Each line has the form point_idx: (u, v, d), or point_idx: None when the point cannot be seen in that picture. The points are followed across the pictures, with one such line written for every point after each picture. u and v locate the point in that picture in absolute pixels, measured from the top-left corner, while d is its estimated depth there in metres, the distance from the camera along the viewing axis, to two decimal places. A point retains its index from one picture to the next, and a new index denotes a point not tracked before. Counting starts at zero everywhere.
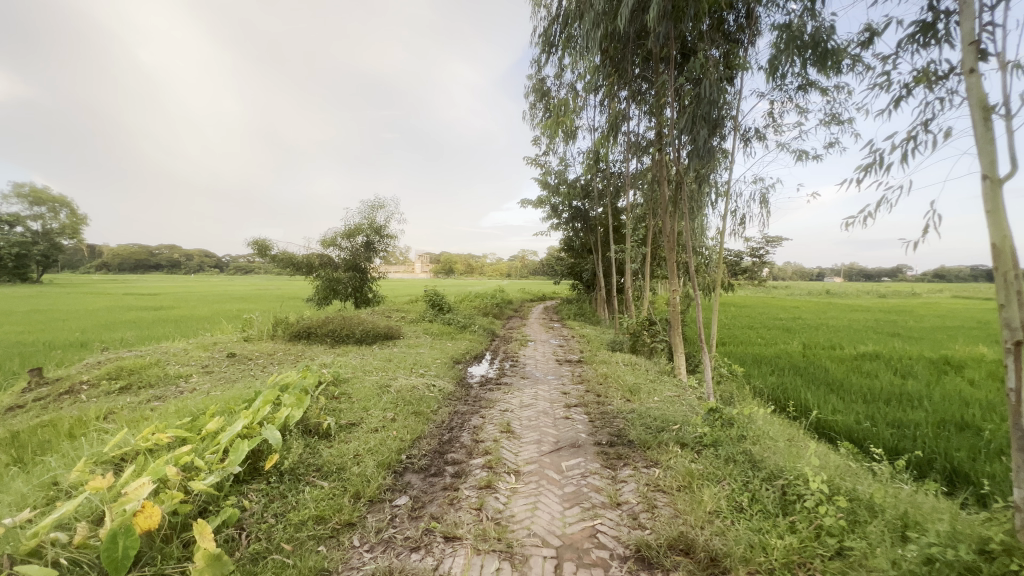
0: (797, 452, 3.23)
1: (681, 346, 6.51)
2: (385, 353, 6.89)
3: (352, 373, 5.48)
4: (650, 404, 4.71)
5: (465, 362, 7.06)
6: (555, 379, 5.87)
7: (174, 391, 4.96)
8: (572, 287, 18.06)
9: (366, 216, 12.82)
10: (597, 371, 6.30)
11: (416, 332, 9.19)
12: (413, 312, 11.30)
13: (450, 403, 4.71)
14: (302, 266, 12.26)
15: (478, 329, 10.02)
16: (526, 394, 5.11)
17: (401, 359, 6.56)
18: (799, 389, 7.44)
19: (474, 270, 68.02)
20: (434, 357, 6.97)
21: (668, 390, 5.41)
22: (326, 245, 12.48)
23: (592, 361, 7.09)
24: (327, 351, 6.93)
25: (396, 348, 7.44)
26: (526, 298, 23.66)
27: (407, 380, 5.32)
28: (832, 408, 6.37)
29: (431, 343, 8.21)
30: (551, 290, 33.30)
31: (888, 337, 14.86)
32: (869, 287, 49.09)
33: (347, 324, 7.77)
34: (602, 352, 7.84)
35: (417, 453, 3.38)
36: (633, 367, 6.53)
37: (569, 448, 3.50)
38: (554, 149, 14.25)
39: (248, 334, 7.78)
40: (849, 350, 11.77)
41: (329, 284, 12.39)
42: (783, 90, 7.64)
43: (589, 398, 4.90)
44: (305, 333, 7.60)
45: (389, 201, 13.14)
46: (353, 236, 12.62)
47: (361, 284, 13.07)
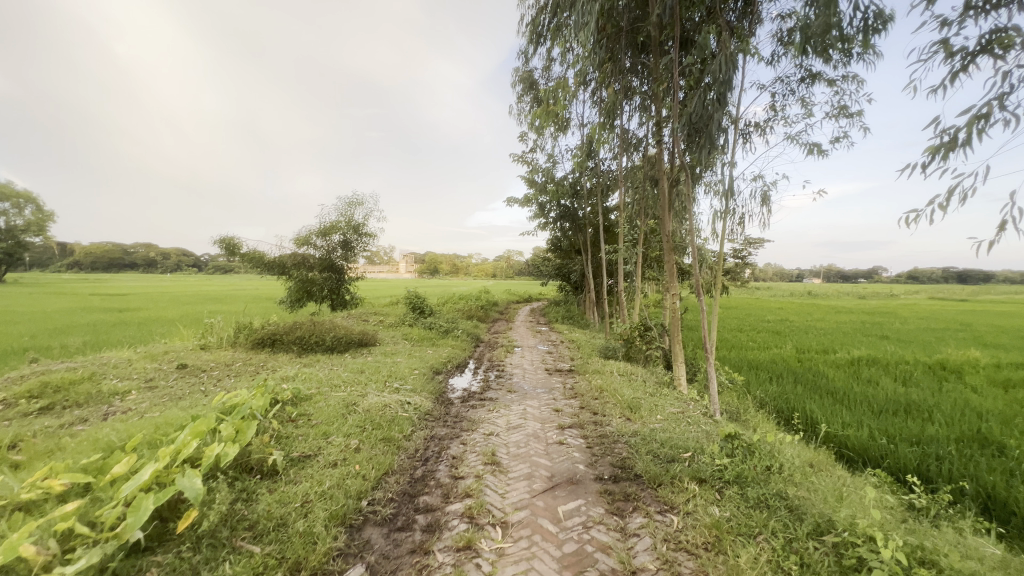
0: (835, 492, 2.73)
1: (681, 356, 6.01)
2: (358, 363, 6.24)
3: (316, 389, 4.83)
4: (654, 424, 4.18)
5: (447, 372, 6.45)
6: (545, 393, 5.31)
7: (103, 413, 4.24)
8: (560, 288, 17.54)
9: (342, 214, 12.11)
10: (590, 382, 5.76)
11: (395, 338, 8.54)
12: (393, 315, 10.63)
13: (427, 425, 4.12)
14: (273, 266, 11.46)
15: (461, 334, 9.40)
16: (514, 412, 4.54)
17: (375, 370, 5.91)
18: (802, 399, 7.02)
19: (459, 270, 67.17)
20: (411, 367, 6.35)
21: (670, 406, 4.90)
22: (299, 243, 11.70)
23: (584, 370, 6.55)
24: (293, 361, 6.24)
25: (371, 357, 6.79)
26: (512, 300, 23.10)
27: (380, 396, 4.70)
28: (842, 422, 5.94)
29: (409, 351, 7.56)
30: (537, 290, 32.77)
31: (878, 340, 14.69)
32: (849, 288, 49.77)
33: (317, 330, 7.08)
34: (594, 360, 7.30)
35: (381, 497, 2.77)
36: (630, 378, 6.01)
37: (565, 487, 2.94)
38: (541, 145, 13.75)
39: (206, 341, 7.03)
40: (843, 355, 11.48)
41: (303, 285, 11.63)
42: (785, 82, 7.23)
43: (585, 417, 4.35)
44: (270, 341, 6.89)
45: (368, 198, 12.44)
46: (329, 235, 11.95)
47: (337, 285, 12.32)
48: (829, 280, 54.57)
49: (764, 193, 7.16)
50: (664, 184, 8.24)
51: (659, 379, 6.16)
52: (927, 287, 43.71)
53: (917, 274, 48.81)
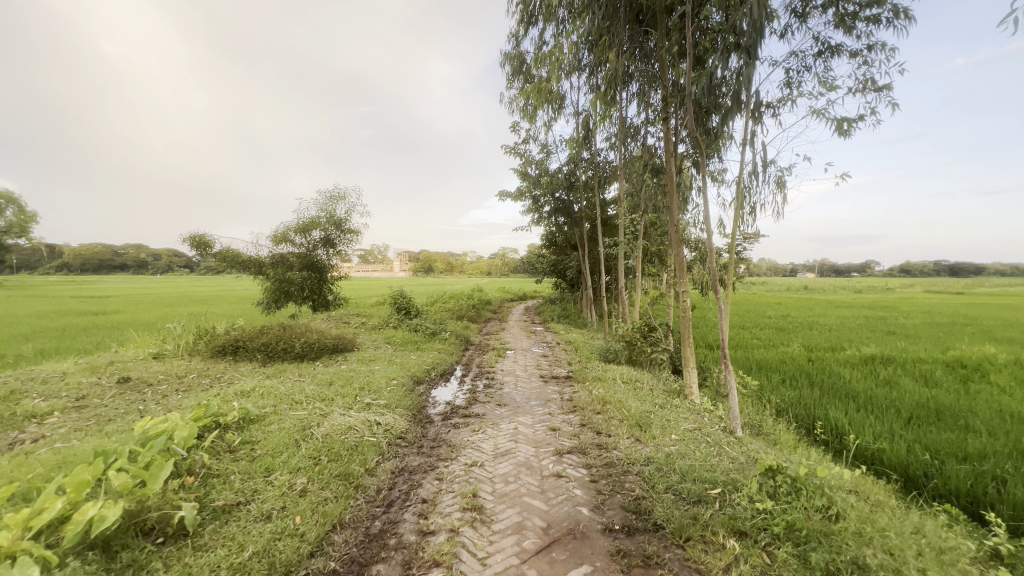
0: (923, 554, 2.08)
1: (693, 360, 5.34)
2: (328, 373, 5.51)
3: (271, 408, 4.11)
4: (669, 447, 3.51)
5: (430, 382, 5.74)
6: (540, 407, 4.63)
7: (6, 443, 3.50)
8: (555, 285, 16.87)
9: (323, 209, 11.37)
10: (591, 393, 5.08)
11: (375, 343, 7.82)
12: (377, 317, 9.90)
13: (398, 453, 3.41)
14: (247, 265, 10.67)
15: (450, 337, 8.69)
16: (503, 433, 3.85)
17: (346, 381, 5.18)
18: (823, 405, 6.39)
19: (453, 268, 66.30)
20: (389, 376, 5.64)
21: (684, 421, 4.22)
22: (276, 241, 10.93)
23: (583, 377, 5.87)
24: (254, 372, 5.50)
25: (345, 365, 6.06)
26: (506, 298, 22.41)
27: (346, 416, 3.98)
28: (873, 433, 5.30)
29: (390, 357, 6.83)
30: (532, 288, 32.02)
31: (886, 336, 14.12)
32: (846, 282, 49.43)
33: (285, 336, 6.35)
34: (594, 365, 6.62)
35: (321, 570, 2.08)
36: (636, 386, 5.32)
37: (566, 545, 2.26)
38: (534, 135, 13.10)
39: (161, 349, 6.28)
40: (854, 353, 10.87)
41: (281, 285, 10.86)
42: (801, 56, 6.60)
43: (586, 439, 3.67)
44: (231, 348, 6.14)
45: (350, 192, 11.70)
46: (309, 231, 11.19)
47: (318, 284, 11.55)
48: (826, 274, 54.21)
49: (779, 177, 6.54)
50: (668, 170, 7.62)
51: (668, 387, 5.48)
52: (926, 280, 43.38)
53: (914, 267, 48.54)
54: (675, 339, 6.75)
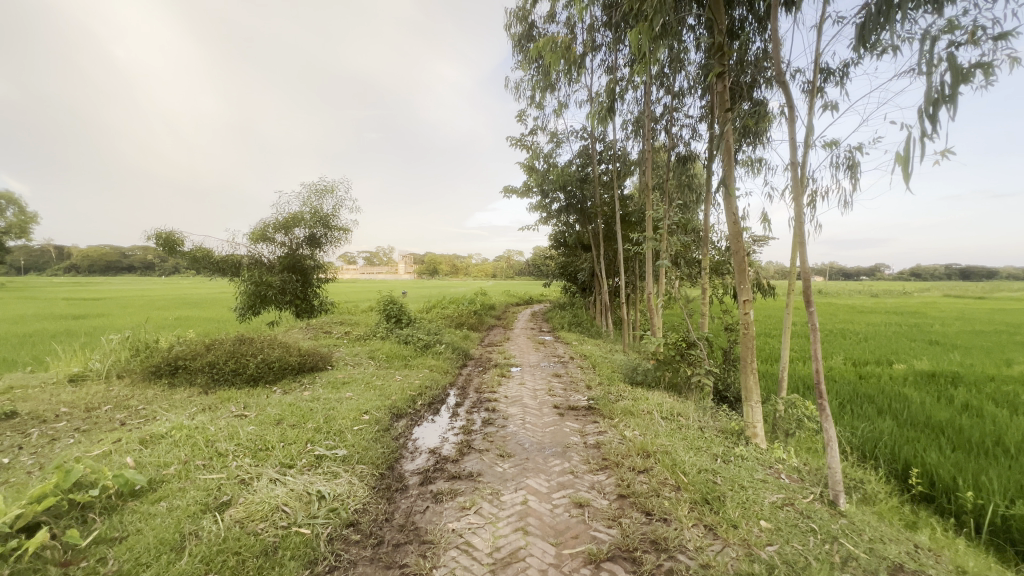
0: None
1: (756, 393, 4.00)
2: (283, 405, 4.28)
3: (175, 470, 2.87)
4: (768, 550, 2.24)
5: (414, 415, 4.50)
6: (558, 461, 3.38)
7: None
8: (564, 290, 15.61)
9: (308, 204, 10.21)
10: (625, 437, 3.81)
11: (356, 358, 6.58)
12: (364, 326, 8.69)
13: (338, 564, 2.15)
14: (220, 266, 9.48)
15: (446, 350, 7.44)
16: (507, 514, 2.58)
17: (302, 417, 3.94)
18: (911, 443, 5.07)
19: (458, 270, 65.11)
20: (361, 406, 4.40)
21: (765, 489, 2.95)
22: (253, 239, 9.72)
23: (609, 409, 4.61)
24: (188, 404, 4.27)
25: (309, 391, 4.83)
26: (511, 302, 21.25)
27: (279, 483, 2.73)
28: (1001, 488, 3.99)
29: (370, 378, 5.60)
30: (539, 292, 30.67)
31: (929, 348, 12.80)
32: (863, 286, 47.78)
33: (239, 353, 5.13)
34: (620, 392, 5.37)
35: None
36: (682, 427, 4.04)
37: None
38: (544, 124, 12.00)
39: (85, 369, 5.07)
40: (909, 369, 9.50)
41: (255, 290, 9.52)
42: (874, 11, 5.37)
43: (634, 533, 2.40)
44: (169, 368, 4.92)
45: (339, 185, 10.50)
46: (291, 229, 10.00)
47: (302, 288, 10.35)
48: (841, 278, 52.55)
49: (850, 161, 5.33)
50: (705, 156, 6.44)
51: (722, 426, 4.20)
52: (947, 284, 41.72)
53: (933, 271, 46.81)
54: (720, 358, 5.45)
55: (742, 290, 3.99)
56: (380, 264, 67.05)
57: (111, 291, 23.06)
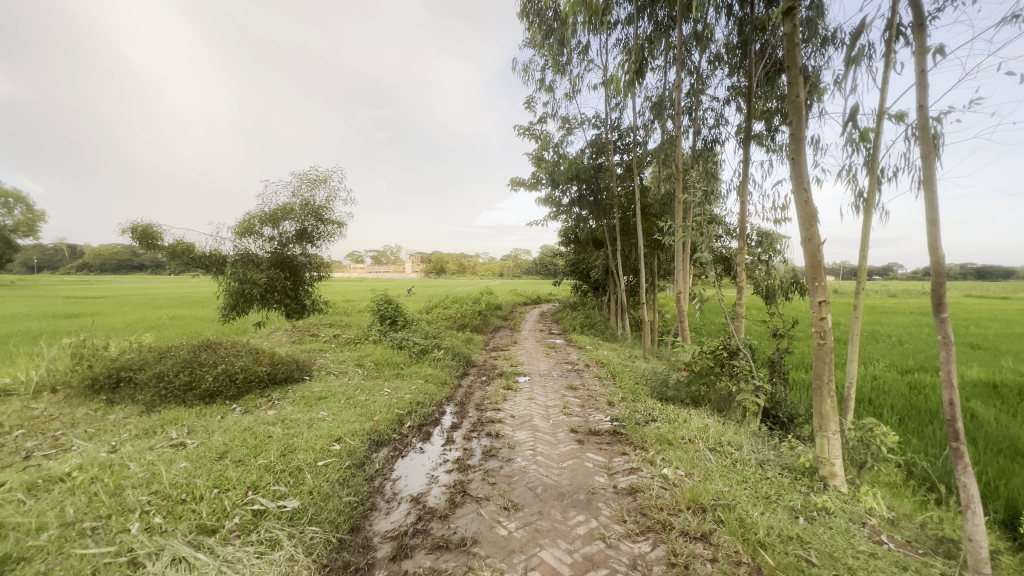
0: None
1: (834, 422, 3.10)
2: (237, 430, 3.46)
3: (47, 539, 2.03)
4: None
5: (399, 442, 3.65)
6: (583, 518, 2.51)
7: None
8: (575, 289, 14.74)
9: (298, 195, 9.44)
10: (667, 480, 2.93)
11: (341, 367, 5.75)
12: (356, 328, 7.87)
13: None
14: (202, 262, 8.69)
15: (444, 356, 6.60)
16: None
17: (253, 448, 3.11)
18: (1009, 476, 4.13)
19: (465, 269, 64.38)
20: (333, 431, 3.57)
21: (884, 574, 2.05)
22: (239, 233, 8.93)
23: (639, 435, 3.73)
24: (119, 428, 3.45)
25: (275, 411, 4.00)
26: (519, 302, 20.43)
27: (184, 567, 1.89)
28: None
29: (352, 392, 4.77)
30: (547, 292, 29.74)
31: (972, 353, 11.76)
32: (881, 286, 46.30)
33: (195, 362, 4.32)
34: (648, 410, 4.49)
35: None
36: (736, 466, 3.16)
37: None
38: (555, 111, 11.14)
39: (14, 381, 4.26)
40: (962, 378, 8.50)
41: (240, 288, 8.67)
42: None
43: None
44: (110, 381, 4.12)
45: (333, 175, 9.71)
46: (280, 222, 9.23)
47: (292, 286, 9.61)
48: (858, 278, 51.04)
49: None
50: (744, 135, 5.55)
51: (785, 462, 3.32)
52: (969, 284, 40.27)
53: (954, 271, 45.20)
54: (768, 371, 4.56)
55: (817, 287, 3.08)
56: (386, 262, 66.41)
57: (113, 287, 22.37)
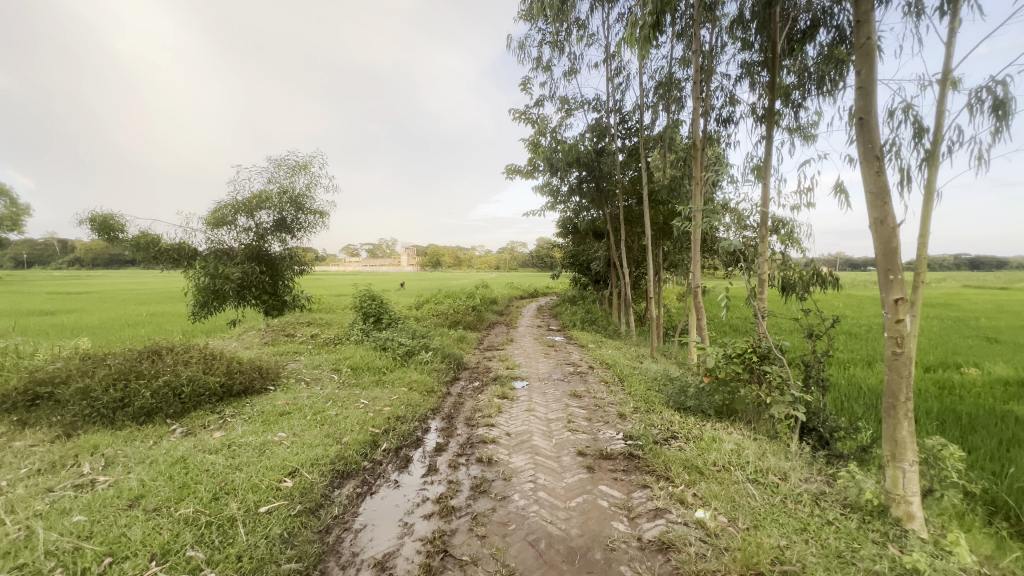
0: None
1: (911, 450, 2.47)
2: (167, 461, 2.78)
3: None
4: None
5: (370, 472, 2.99)
6: None
7: None
8: (574, 282, 14.10)
9: (275, 182, 8.71)
10: (705, 530, 2.29)
11: (314, 374, 5.08)
12: (337, 327, 7.19)
13: None
14: (170, 256, 7.96)
15: (433, 358, 5.94)
16: None
17: (178, 490, 2.44)
18: None
19: (461, 262, 63.56)
20: (288, 460, 2.92)
21: None
22: (211, 223, 8.20)
23: (661, 461, 3.09)
24: (18, 460, 2.76)
25: (223, 433, 3.33)
26: (516, 296, 19.78)
27: None
28: None
29: (322, 405, 4.10)
30: (545, 285, 29.13)
31: (989, 347, 11.19)
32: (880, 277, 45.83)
33: (132, 373, 3.64)
34: (665, 425, 3.86)
35: None
36: (789, 506, 2.52)
37: None
38: (552, 92, 10.44)
39: None
40: (989, 375, 7.93)
41: (212, 283, 7.88)
42: None
43: None
44: (26, 399, 3.44)
45: (313, 161, 8.96)
46: (256, 211, 8.51)
47: (270, 281, 8.92)
48: None
49: None
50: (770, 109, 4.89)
51: (844, 497, 2.69)
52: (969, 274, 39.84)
53: None
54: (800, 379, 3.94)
55: (893, 281, 2.43)
56: (381, 256, 65.59)
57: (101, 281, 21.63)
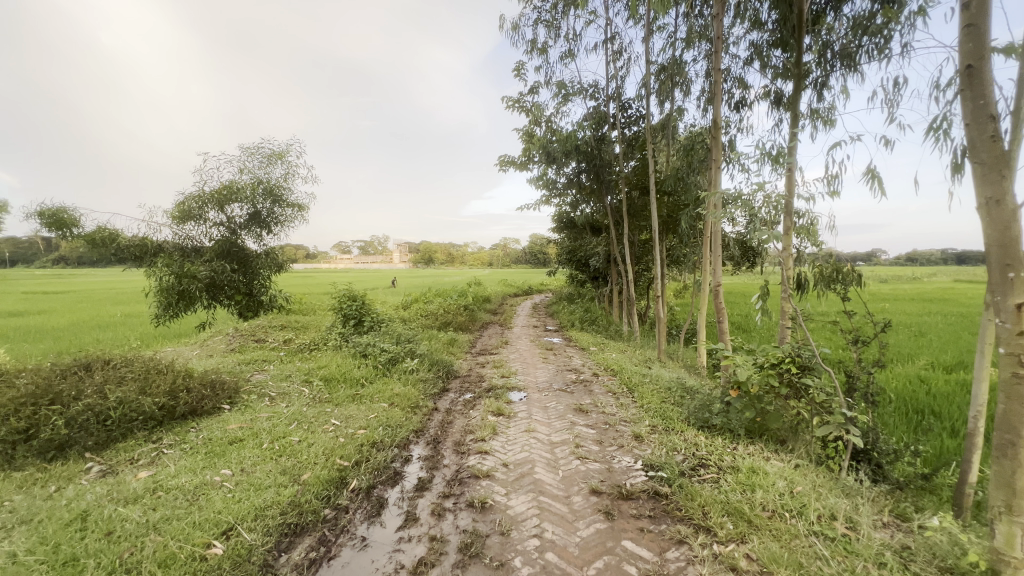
0: None
1: None
2: (61, 519, 2.13)
3: None
4: None
5: (332, 525, 2.37)
6: None
7: None
8: (572, 279, 13.51)
9: (249, 173, 8.01)
10: None
11: (281, 388, 4.43)
12: (314, 331, 6.52)
13: None
14: (131, 253, 7.22)
15: (419, 366, 5.31)
16: None
17: (59, 569, 1.80)
18: None
19: (454, 259, 62.72)
20: (225, 512, 2.28)
21: None
22: (176, 218, 7.47)
23: (696, 503, 2.50)
24: None
25: (152, 471, 2.69)
26: (510, 294, 19.17)
27: None
28: None
29: (283, 429, 3.44)
30: (539, 281, 28.52)
31: None
32: None
33: (44, 395, 2.96)
34: (691, 452, 3.27)
35: None
36: (875, 573, 1.93)
37: None
38: (548, 77, 9.81)
39: None
40: None
41: (177, 283, 7.15)
42: None
43: None
44: None
45: (290, 150, 8.25)
46: (227, 204, 7.80)
47: (244, 280, 8.23)
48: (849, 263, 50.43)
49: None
50: None
51: (936, 557, 2.11)
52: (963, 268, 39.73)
53: None
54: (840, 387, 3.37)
55: (1013, 281, 1.83)
56: (373, 253, 64.77)
57: (80, 276, 20.73)
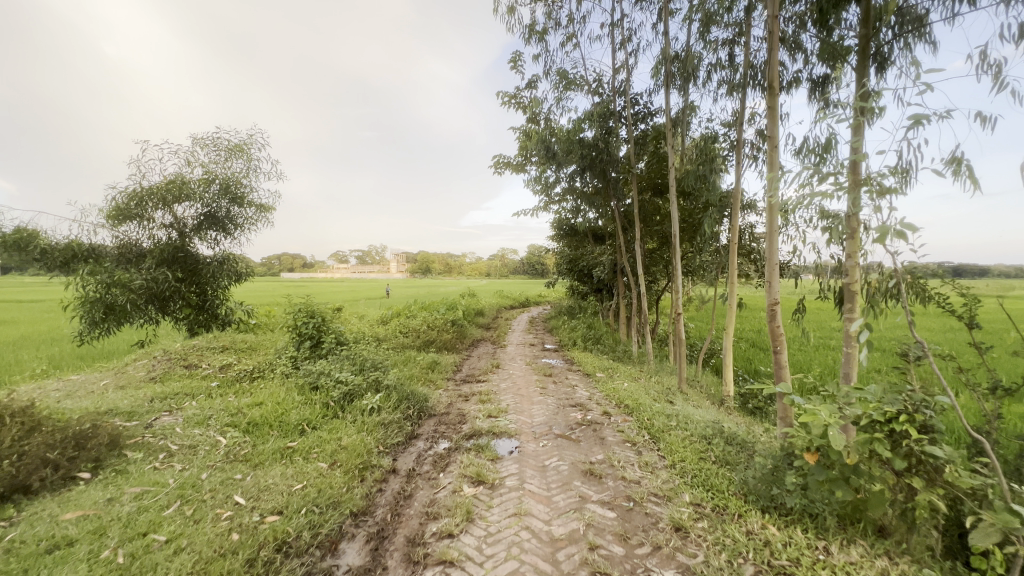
0: None
1: None
2: None
3: None
4: None
5: None
6: None
7: None
8: (573, 290, 12.44)
9: (203, 167, 6.93)
10: None
11: (187, 439, 3.29)
12: (262, 355, 5.38)
13: None
14: (57, 260, 5.98)
15: (382, 403, 4.18)
16: None
17: None
18: None
19: (450, 269, 61.49)
20: None
21: None
22: (113, 218, 6.35)
23: None
24: None
25: None
26: (506, 307, 18.11)
27: None
28: None
29: (152, 517, 2.30)
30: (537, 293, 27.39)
31: None
32: None
33: None
34: (768, 564, 2.13)
35: None
36: None
37: None
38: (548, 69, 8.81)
39: None
40: None
41: (106, 295, 5.99)
42: None
43: None
44: None
45: (252, 142, 7.19)
46: (175, 203, 6.70)
47: (194, 291, 7.11)
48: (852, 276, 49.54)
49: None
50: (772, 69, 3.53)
51: None
52: None
53: None
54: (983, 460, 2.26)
55: None
56: (369, 262, 63.70)
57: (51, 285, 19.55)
